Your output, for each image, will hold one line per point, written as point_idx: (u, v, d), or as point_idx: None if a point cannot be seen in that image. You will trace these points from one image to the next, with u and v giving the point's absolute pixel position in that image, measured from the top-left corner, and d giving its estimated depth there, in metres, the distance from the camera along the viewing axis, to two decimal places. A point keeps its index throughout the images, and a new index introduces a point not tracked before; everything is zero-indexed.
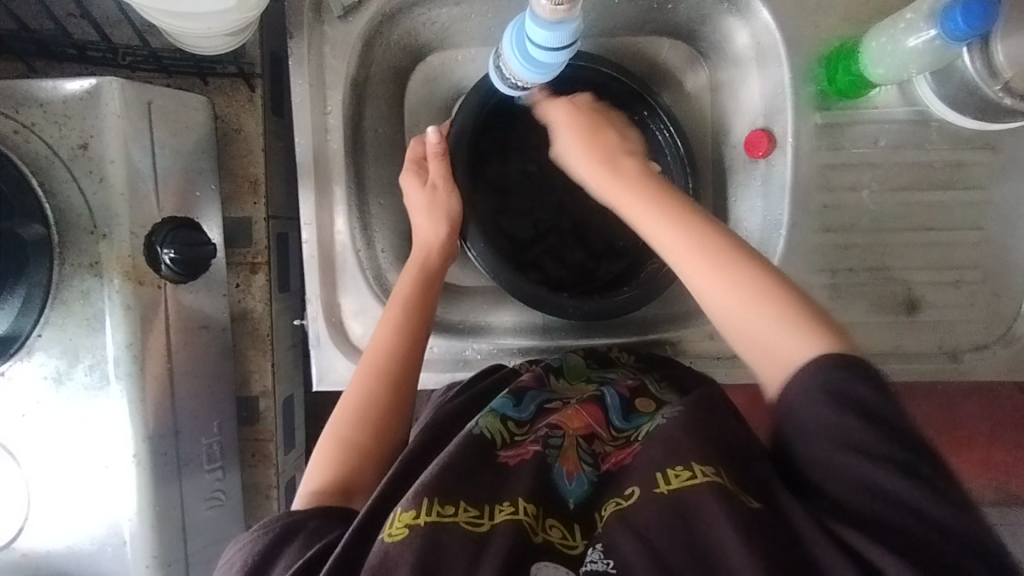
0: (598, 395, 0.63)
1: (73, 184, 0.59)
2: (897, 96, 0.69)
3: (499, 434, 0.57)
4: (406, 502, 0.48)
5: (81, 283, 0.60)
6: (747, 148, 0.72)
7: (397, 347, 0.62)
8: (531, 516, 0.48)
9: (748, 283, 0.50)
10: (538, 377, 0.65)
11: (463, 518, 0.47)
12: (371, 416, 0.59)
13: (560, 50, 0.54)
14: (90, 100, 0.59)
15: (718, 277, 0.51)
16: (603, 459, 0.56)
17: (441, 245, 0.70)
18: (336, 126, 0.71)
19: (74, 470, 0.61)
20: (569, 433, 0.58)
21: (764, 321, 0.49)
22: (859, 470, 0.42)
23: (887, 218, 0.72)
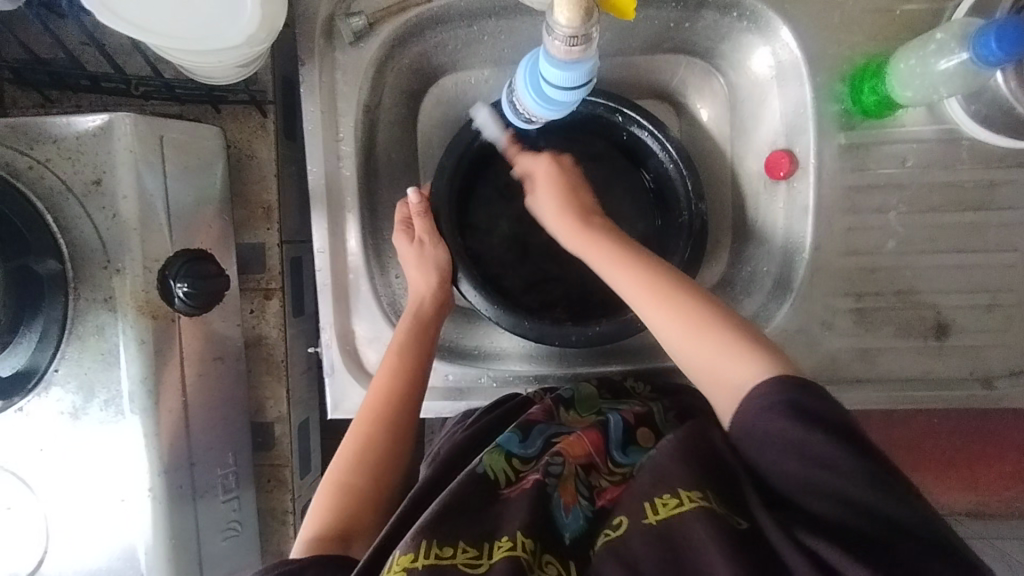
0: (602, 421, 0.61)
1: (86, 220, 0.59)
2: (924, 116, 0.67)
3: (502, 472, 0.55)
4: (404, 544, 0.47)
5: (96, 318, 0.60)
6: (768, 169, 0.70)
7: (398, 393, 0.62)
8: (528, 554, 0.47)
9: (693, 310, 0.54)
10: (548, 410, 0.63)
11: (460, 560, 0.47)
12: (371, 461, 0.58)
13: (576, 90, 0.53)
14: (103, 136, 0.58)
15: (662, 311, 0.55)
16: (599, 492, 0.55)
17: (435, 293, 0.69)
18: (348, 153, 0.70)
19: (91, 504, 0.62)
20: (569, 461, 0.56)
21: (703, 342, 0.52)
22: (827, 481, 0.43)
23: (914, 240, 0.69)
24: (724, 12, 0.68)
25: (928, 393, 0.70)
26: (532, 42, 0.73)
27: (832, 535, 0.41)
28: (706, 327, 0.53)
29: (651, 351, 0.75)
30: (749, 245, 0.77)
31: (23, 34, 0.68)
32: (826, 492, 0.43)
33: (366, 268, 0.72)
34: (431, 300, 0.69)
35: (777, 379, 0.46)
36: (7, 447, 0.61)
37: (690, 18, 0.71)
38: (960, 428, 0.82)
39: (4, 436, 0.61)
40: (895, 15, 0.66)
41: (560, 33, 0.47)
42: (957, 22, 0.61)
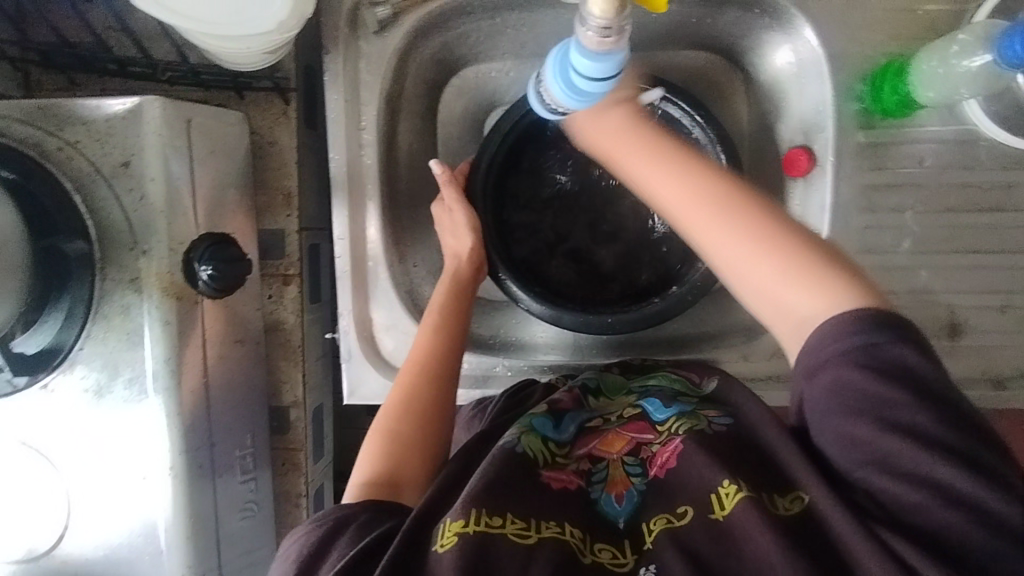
0: (637, 407, 0.61)
1: (114, 201, 0.60)
2: (944, 117, 0.67)
3: (540, 454, 0.56)
4: (454, 513, 0.47)
5: (122, 299, 0.61)
6: (787, 166, 0.71)
7: (437, 355, 0.63)
8: (577, 539, 0.49)
9: (758, 229, 0.46)
10: (576, 398, 0.64)
11: (509, 530, 0.47)
12: (421, 405, 0.60)
13: (605, 70, 0.50)
14: (132, 118, 0.59)
15: (732, 224, 0.47)
16: (650, 464, 0.54)
17: (470, 255, 0.70)
18: (371, 142, 0.71)
19: (113, 480, 0.63)
20: (612, 458, 0.56)
21: (778, 270, 0.45)
22: (919, 465, 0.40)
23: (931, 240, 0.70)
24: (747, 10, 0.69)
25: None
26: (554, 35, 0.73)
27: (910, 529, 0.40)
28: (771, 245, 0.46)
29: (664, 345, 0.77)
30: None
31: (50, 17, 0.69)
32: (919, 472, 0.40)
33: (385, 256, 0.73)
34: (469, 254, 0.70)
35: (859, 315, 0.42)
36: (29, 425, 0.62)
37: (712, 15, 0.71)
38: None
39: (27, 414, 0.62)
40: (917, 15, 0.66)
41: (594, 24, 0.47)
42: (981, 23, 0.61)
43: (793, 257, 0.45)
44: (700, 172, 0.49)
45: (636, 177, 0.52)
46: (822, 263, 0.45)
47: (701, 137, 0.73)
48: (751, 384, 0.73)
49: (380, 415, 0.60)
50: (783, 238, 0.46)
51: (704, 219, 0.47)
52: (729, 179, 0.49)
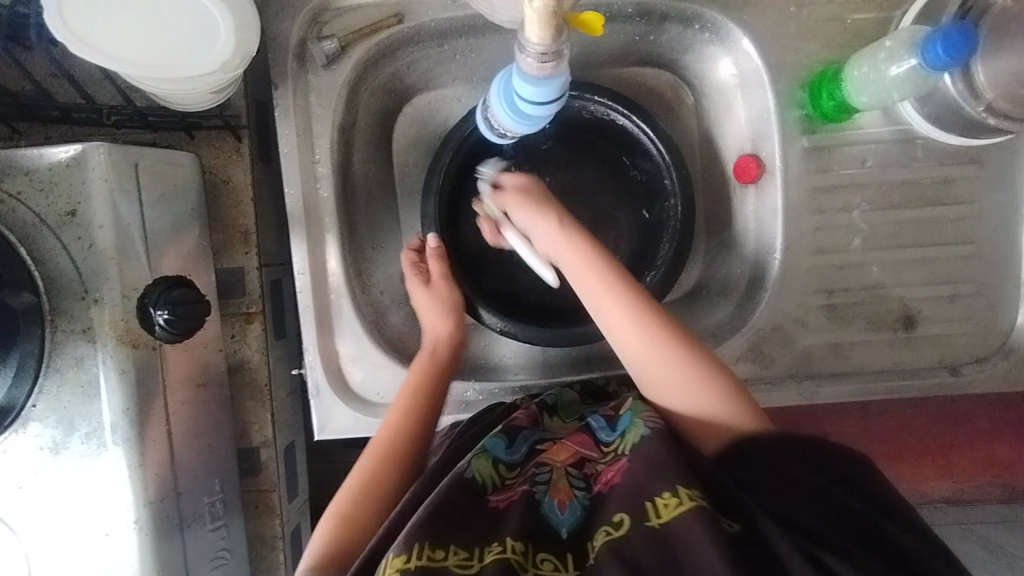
0: (584, 422, 0.61)
1: (62, 250, 0.58)
2: (880, 118, 0.70)
3: (489, 479, 0.55)
4: (398, 547, 0.47)
5: (74, 350, 0.59)
6: (736, 173, 0.72)
7: (405, 433, 0.63)
8: (519, 554, 0.47)
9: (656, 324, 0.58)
10: (533, 416, 0.63)
11: (453, 562, 0.46)
12: (374, 491, 0.60)
13: (547, 87, 0.51)
14: (76, 165, 0.58)
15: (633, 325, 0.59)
16: (594, 480, 0.55)
17: (449, 338, 0.70)
18: (326, 175, 0.71)
19: (74, 540, 0.60)
20: (556, 465, 0.56)
21: (678, 378, 0.57)
22: (816, 503, 0.48)
23: (879, 237, 0.72)
24: (687, 25, 0.71)
25: (900, 382, 0.72)
26: (503, 59, 0.75)
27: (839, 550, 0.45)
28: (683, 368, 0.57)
29: None
30: (720, 248, 0.79)
31: None
32: (810, 509, 0.48)
33: (348, 288, 0.72)
34: (446, 340, 0.70)
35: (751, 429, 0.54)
36: None
37: (654, 32, 0.73)
38: (930, 419, 0.86)
39: None
40: (846, 23, 0.69)
41: (532, 50, 0.48)
42: (906, 30, 0.64)
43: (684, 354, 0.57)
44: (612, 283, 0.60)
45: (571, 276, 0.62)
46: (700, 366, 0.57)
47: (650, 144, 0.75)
48: None
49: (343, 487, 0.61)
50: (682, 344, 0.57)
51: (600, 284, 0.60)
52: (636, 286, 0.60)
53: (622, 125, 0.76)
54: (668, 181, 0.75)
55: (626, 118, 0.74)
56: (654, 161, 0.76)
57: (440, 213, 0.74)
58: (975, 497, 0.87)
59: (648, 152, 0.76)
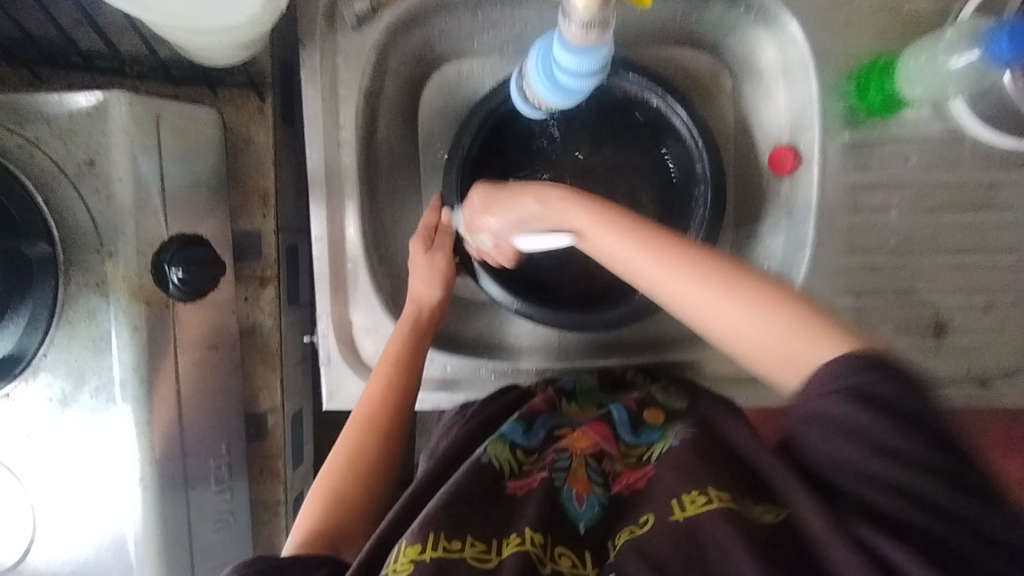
0: (605, 413, 0.61)
1: (79, 201, 0.57)
2: (930, 114, 0.67)
3: (507, 463, 0.54)
4: (410, 536, 0.45)
5: (88, 303, 0.58)
6: (772, 164, 0.70)
7: (391, 401, 0.62)
8: (538, 547, 0.45)
9: (710, 282, 0.46)
10: (549, 400, 0.63)
11: (469, 554, 0.44)
12: (367, 464, 0.58)
13: (589, 57, 0.50)
14: (97, 115, 0.57)
15: (695, 288, 0.46)
16: (614, 479, 0.53)
17: (435, 305, 0.69)
18: (349, 140, 0.69)
19: (79, 493, 0.60)
20: (576, 454, 0.55)
21: (776, 341, 0.44)
22: (894, 474, 0.39)
23: (915, 240, 0.69)
24: (732, 5, 0.68)
25: None
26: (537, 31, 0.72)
27: (907, 536, 0.37)
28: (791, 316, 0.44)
29: (650, 347, 0.75)
30: (748, 241, 0.77)
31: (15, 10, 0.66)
32: (889, 480, 0.39)
33: (365, 257, 0.71)
34: (431, 307, 0.68)
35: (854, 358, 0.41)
36: None
37: (697, 11, 0.70)
38: None
39: None
40: (900, 13, 0.66)
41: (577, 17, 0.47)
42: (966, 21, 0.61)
43: (762, 305, 0.44)
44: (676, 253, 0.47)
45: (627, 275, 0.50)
46: (773, 307, 0.44)
47: (683, 126, 0.72)
48: (736, 384, 0.72)
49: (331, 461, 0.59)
50: (753, 293, 0.45)
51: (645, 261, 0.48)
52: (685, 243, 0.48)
53: (653, 106, 0.73)
54: (700, 169, 0.72)
55: (657, 100, 0.72)
56: (687, 145, 0.73)
57: (462, 187, 0.72)
58: None
59: (680, 135, 0.73)
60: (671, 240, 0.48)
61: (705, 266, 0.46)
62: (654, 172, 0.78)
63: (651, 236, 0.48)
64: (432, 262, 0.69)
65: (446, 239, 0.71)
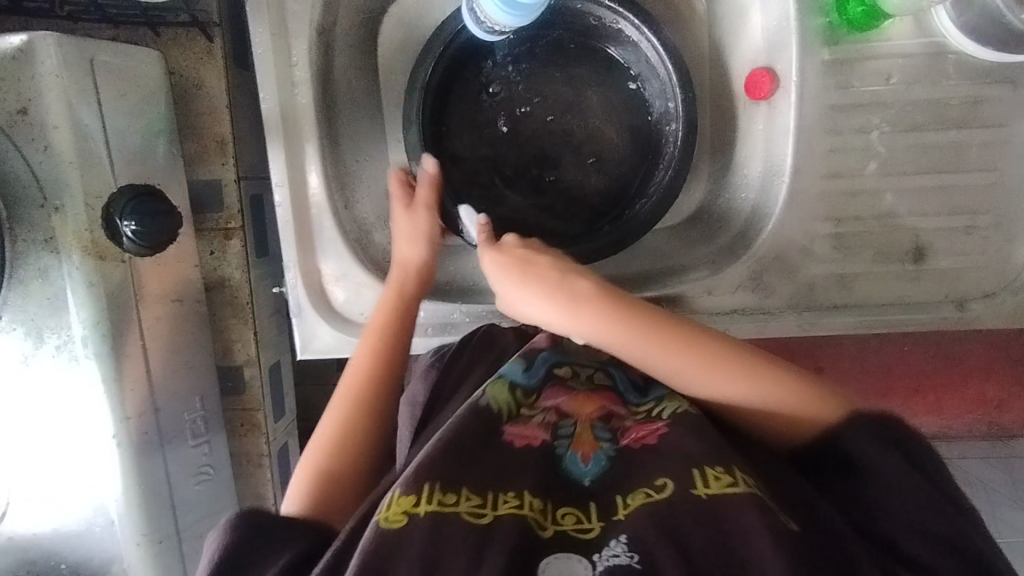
0: (610, 368, 0.56)
1: (13, 151, 0.53)
2: (911, 29, 0.65)
3: (506, 405, 0.50)
4: (405, 485, 0.43)
5: (38, 260, 0.55)
6: (749, 89, 0.68)
7: (376, 366, 0.60)
8: (537, 512, 0.43)
9: (725, 354, 0.50)
10: (554, 338, 0.59)
11: (464, 508, 0.42)
12: (358, 432, 0.57)
13: None
14: (25, 58, 0.52)
15: (732, 375, 0.50)
16: (622, 434, 0.49)
17: (420, 267, 0.66)
18: (304, 79, 0.66)
19: (54, 455, 0.60)
20: (581, 416, 0.50)
21: (778, 391, 0.49)
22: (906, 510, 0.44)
23: (895, 162, 0.67)
24: None
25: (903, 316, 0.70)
26: None
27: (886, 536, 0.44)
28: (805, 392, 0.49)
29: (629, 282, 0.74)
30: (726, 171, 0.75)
31: None
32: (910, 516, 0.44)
33: (330, 203, 0.69)
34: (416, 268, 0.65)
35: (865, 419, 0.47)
36: None
37: None
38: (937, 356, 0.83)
39: None
40: None
41: None
42: None
43: (780, 383, 0.49)
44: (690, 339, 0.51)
45: (631, 351, 0.51)
46: (789, 394, 0.49)
47: (656, 54, 0.69)
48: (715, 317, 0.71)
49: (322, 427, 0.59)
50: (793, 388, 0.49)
51: (664, 344, 0.51)
52: (732, 352, 0.51)
53: (625, 31, 0.70)
54: (673, 103, 0.70)
55: (630, 24, 0.69)
56: (659, 77, 0.71)
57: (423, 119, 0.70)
58: (964, 434, 0.86)
59: (654, 68, 0.70)
60: (690, 333, 0.51)
61: (736, 354, 0.50)
62: (636, 108, 0.74)
63: (665, 332, 0.51)
64: (417, 218, 0.67)
65: (425, 194, 0.68)
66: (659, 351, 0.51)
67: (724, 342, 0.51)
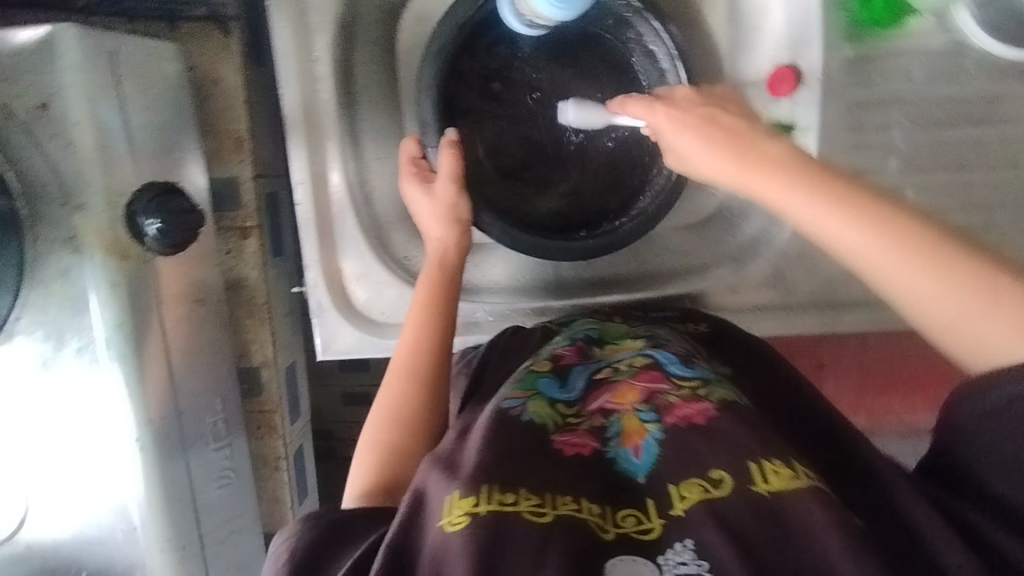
0: (648, 357, 0.56)
1: (34, 148, 0.52)
2: (932, 26, 0.65)
3: (550, 418, 0.50)
4: (463, 487, 0.41)
5: (59, 260, 0.54)
6: (770, 87, 0.67)
7: (420, 348, 0.58)
8: (596, 516, 0.42)
9: (917, 254, 0.43)
10: (580, 352, 0.59)
11: (524, 508, 0.40)
12: (410, 417, 0.55)
13: None
14: (46, 51, 0.51)
15: (910, 262, 0.43)
16: (667, 411, 0.48)
17: (457, 241, 0.64)
18: (325, 75, 0.66)
19: (75, 460, 0.58)
20: (625, 410, 0.50)
21: (955, 309, 0.42)
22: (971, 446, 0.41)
23: (916, 159, 0.68)
24: None
25: None
26: None
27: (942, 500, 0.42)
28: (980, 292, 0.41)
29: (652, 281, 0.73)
30: None
31: None
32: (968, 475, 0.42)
33: (350, 201, 0.68)
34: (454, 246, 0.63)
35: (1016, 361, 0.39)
36: None
37: None
38: None
39: None
40: None
41: None
42: None
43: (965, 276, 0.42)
44: (895, 234, 0.43)
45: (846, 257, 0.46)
46: (924, 269, 0.43)
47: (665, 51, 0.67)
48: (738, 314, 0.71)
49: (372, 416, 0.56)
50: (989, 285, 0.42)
51: (849, 232, 0.44)
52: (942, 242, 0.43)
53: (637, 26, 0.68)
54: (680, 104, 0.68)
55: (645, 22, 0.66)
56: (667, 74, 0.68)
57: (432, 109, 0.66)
58: None
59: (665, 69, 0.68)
60: (901, 223, 0.44)
61: (928, 247, 0.43)
62: None
63: (899, 234, 0.43)
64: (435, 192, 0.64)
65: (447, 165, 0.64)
66: (875, 252, 0.44)
67: (940, 233, 0.43)
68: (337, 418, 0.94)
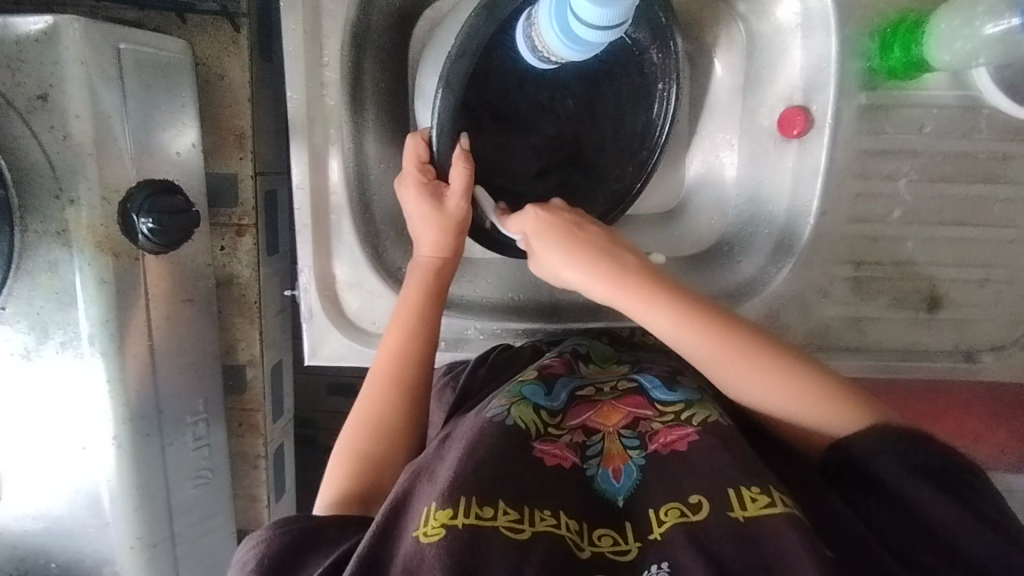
0: (635, 381, 0.56)
1: (31, 137, 0.51)
2: (948, 82, 0.65)
3: (533, 425, 0.49)
4: (441, 497, 0.40)
5: (48, 253, 0.53)
6: (781, 126, 0.67)
7: (405, 356, 0.57)
8: (573, 533, 0.42)
9: (777, 364, 0.48)
10: (568, 363, 0.59)
11: (502, 522, 0.40)
12: (388, 422, 0.54)
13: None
14: (48, 41, 0.50)
15: (754, 369, 0.49)
16: (651, 438, 0.48)
17: (453, 254, 0.63)
18: (334, 80, 0.64)
19: (50, 451, 0.58)
20: (609, 431, 0.50)
21: (802, 403, 0.47)
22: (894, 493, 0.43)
23: (920, 211, 0.68)
24: None
25: (914, 363, 0.70)
26: None
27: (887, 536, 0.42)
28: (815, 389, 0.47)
29: None
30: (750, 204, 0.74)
31: None
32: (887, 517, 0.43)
33: (349, 208, 0.67)
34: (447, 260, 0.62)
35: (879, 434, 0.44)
36: None
37: None
38: None
39: None
40: None
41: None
42: None
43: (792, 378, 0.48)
44: (742, 348, 0.49)
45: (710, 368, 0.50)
46: (775, 371, 0.48)
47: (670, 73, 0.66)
48: None
49: (349, 420, 0.55)
50: (826, 386, 0.47)
51: (710, 353, 0.50)
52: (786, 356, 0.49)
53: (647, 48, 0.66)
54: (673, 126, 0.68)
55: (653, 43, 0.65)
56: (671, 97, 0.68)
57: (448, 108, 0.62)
58: None
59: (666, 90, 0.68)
60: (743, 339, 0.49)
61: (763, 353, 0.49)
62: None
63: (741, 346, 0.49)
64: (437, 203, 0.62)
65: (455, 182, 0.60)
66: (724, 363, 0.49)
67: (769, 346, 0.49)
68: (321, 415, 0.94)
